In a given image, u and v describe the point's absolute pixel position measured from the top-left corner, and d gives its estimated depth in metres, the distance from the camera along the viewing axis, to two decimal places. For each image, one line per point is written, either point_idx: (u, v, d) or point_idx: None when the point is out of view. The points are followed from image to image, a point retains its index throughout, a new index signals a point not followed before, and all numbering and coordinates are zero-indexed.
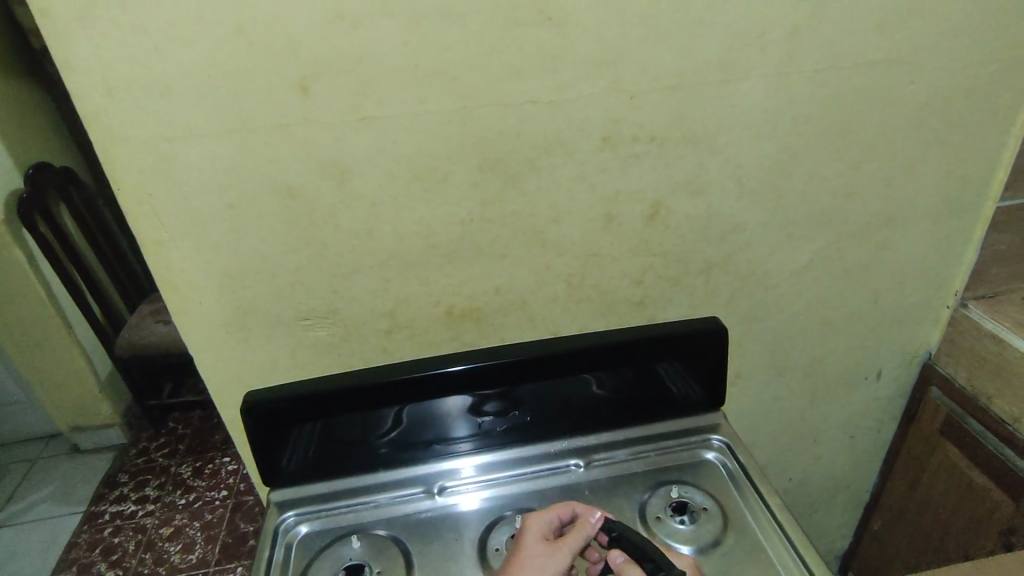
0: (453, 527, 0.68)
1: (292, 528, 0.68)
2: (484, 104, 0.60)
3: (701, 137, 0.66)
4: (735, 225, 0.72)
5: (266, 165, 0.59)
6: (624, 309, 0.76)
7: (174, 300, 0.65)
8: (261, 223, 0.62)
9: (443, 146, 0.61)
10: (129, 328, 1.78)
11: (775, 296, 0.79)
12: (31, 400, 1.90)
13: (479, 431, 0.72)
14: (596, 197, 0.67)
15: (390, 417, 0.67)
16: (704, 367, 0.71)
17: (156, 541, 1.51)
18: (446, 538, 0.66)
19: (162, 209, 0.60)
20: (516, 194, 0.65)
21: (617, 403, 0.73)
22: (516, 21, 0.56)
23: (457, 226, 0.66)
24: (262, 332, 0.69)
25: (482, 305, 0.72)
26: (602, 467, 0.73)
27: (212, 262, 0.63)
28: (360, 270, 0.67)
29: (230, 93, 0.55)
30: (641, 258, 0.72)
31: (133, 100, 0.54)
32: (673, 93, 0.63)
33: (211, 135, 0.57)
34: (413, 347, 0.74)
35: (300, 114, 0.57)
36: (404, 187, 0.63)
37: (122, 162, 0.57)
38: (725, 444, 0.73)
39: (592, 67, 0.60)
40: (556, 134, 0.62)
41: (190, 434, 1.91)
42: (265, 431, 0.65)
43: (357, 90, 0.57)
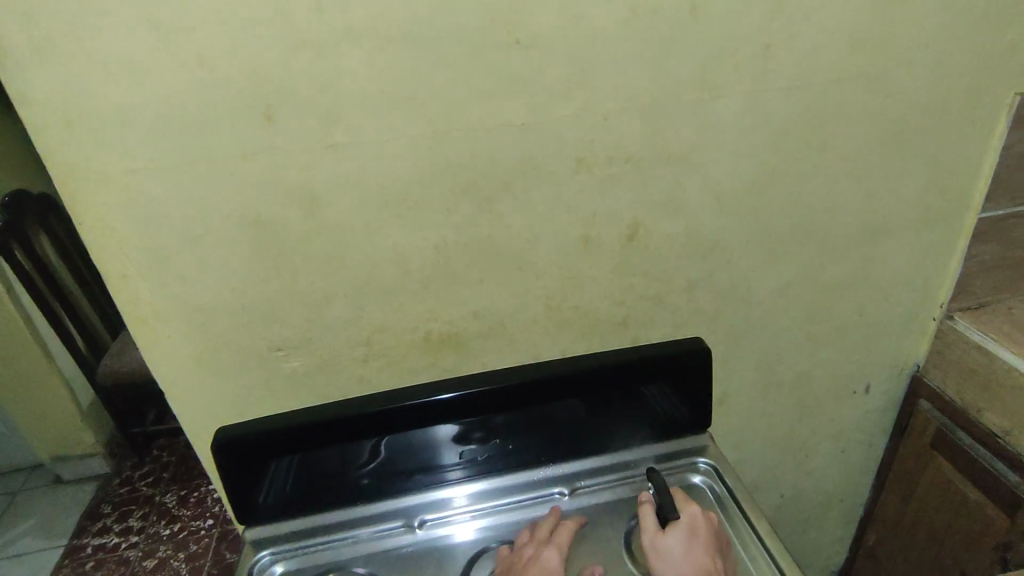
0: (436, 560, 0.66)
1: (268, 568, 0.66)
2: (455, 128, 0.59)
3: (676, 156, 0.65)
4: (715, 243, 0.71)
5: (233, 195, 0.58)
6: (607, 330, 0.75)
7: (142, 334, 0.64)
8: (230, 253, 0.60)
9: (415, 172, 0.60)
10: (110, 355, 1.75)
11: (760, 311, 0.78)
12: (12, 431, 1.84)
13: (462, 460, 0.70)
14: (573, 218, 0.66)
15: (368, 449, 0.65)
16: (688, 388, 0.70)
17: (140, 573, 1.46)
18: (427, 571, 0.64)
19: (127, 242, 0.58)
20: (491, 218, 0.64)
21: (601, 428, 0.71)
22: (484, 45, 0.55)
23: (432, 250, 0.65)
24: (233, 364, 0.67)
25: (460, 331, 0.70)
26: (587, 495, 0.71)
27: (181, 294, 0.62)
28: (333, 298, 0.65)
29: (192, 123, 0.54)
30: (621, 279, 0.71)
31: (92, 132, 0.53)
32: (648, 113, 0.62)
33: (175, 166, 0.55)
34: (391, 375, 0.72)
35: (266, 143, 0.56)
36: (377, 214, 0.61)
37: (84, 195, 0.55)
38: (711, 467, 0.72)
39: (565, 89, 0.59)
40: (530, 157, 0.62)
41: (176, 461, 1.85)
42: (239, 467, 0.63)
43: (324, 117, 0.56)
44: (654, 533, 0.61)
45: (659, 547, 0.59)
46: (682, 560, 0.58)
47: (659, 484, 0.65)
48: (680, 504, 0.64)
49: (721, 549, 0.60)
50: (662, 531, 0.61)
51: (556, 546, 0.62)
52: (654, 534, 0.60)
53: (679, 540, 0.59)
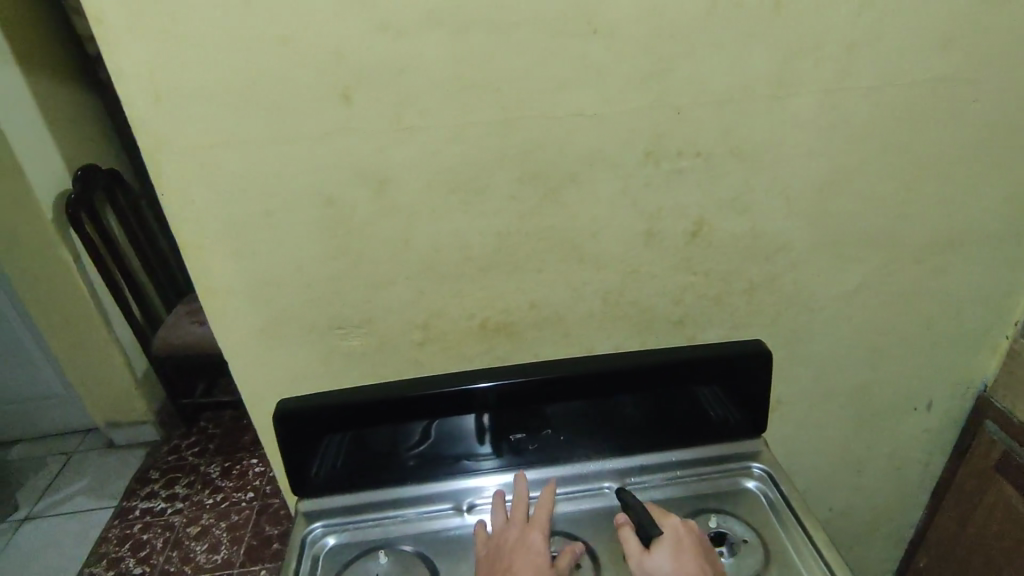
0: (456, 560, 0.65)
1: (320, 539, 0.67)
2: (527, 116, 0.58)
3: (748, 154, 0.63)
4: (781, 245, 0.70)
5: (306, 174, 0.59)
6: (663, 328, 0.74)
7: (211, 306, 0.66)
8: (299, 231, 0.62)
9: (483, 158, 0.60)
10: (166, 328, 1.81)
11: (821, 318, 0.76)
12: (70, 393, 1.95)
13: (512, 448, 0.70)
14: (637, 212, 0.65)
15: (420, 430, 0.66)
16: (744, 391, 0.69)
17: (183, 539, 1.51)
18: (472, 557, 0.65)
19: (204, 214, 0.60)
20: (556, 208, 0.64)
21: (653, 426, 0.71)
22: (562, 33, 0.55)
23: (494, 238, 0.65)
24: (295, 339, 0.69)
25: (516, 320, 0.71)
26: (636, 492, 0.70)
27: (250, 268, 0.64)
28: (395, 280, 0.66)
29: (273, 100, 0.55)
30: (682, 277, 0.70)
31: (180, 106, 0.55)
32: (722, 107, 0.60)
33: (253, 143, 0.57)
34: (445, 360, 0.73)
35: (342, 123, 0.57)
36: (444, 199, 0.62)
37: (167, 168, 0.57)
38: (766, 473, 0.70)
39: (640, 80, 0.58)
40: (599, 148, 0.61)
41: (221, 434, 1.90)
42: (297, 440, 0.65)
43: (399, 100, 0.56)
44: (640, 554, 0.58)
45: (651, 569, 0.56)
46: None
47: (632, 502, 0.62)
48: (659, 517, 0.61)
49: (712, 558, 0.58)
50: (649, 550, 0.58)
51: (542, 529, 0.62)
52: (642, 555, 0.58)
53: (669, 555, 0.57)
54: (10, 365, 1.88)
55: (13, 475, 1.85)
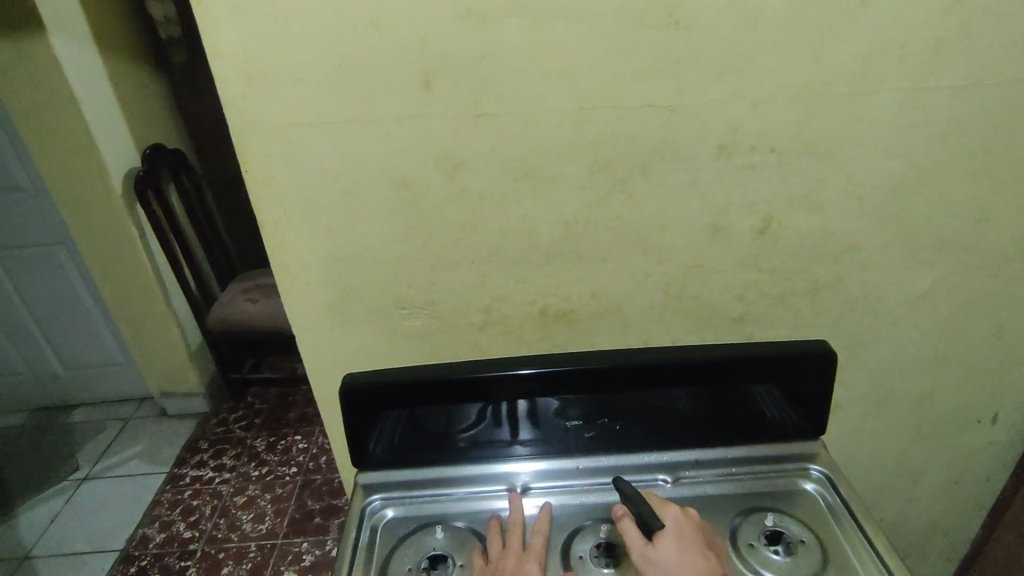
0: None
1: (378, 511, 0.69)
2: (602, 106, 0.59)
3: (823, 151, 0.62)
4: (850, 246, 0.68)
5: (383, 156, 0.61)
6: (723, 324, 0.73)
7: (284, 280, 0.68)
8: (373, 211, 0.64)
9: (556, 146, 0.61)
10: (221, 304, 1.88)
11: (887, 322, 0.74)
12: (129, 361, 2.05)
13: (567, 435, 0.71)
14: (705, 206, 0.65)
15: (479, 411, 0.67)
16: (805, 391, 0.68)
17: (230, 507, 1.57)
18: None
19: (283, 192, 0.62)
20: (624, 199, 0.64)
21: (710, 421, 0.70)
22: (643, 23, 0.55)
23: (561, 226, 0.65)
24: (361, 317, 0.71)
25: (576, 308, 0.71)
26: (691, 485, 0.70)
27: (323, 245, 0.66)
28: (461, 263, 0.67)
29: (357, 83, 0.57)
30: (746, 273, 0.70)
31: (268, 85, 0.57)
32: (800, 102, 0.60)
33: (335, 124, 0.59)
34: (503, 344, 0.74)
35: (421, 107, 0.58)
36: (514, 185, 0.63)
37: (252, 145, 0.60)
38: (825, 476, 0.69)
39: (718, 72, 0.58)
40: (671, 140, 0.61)
41: (267, 409, 1.96)
42: (361, 413, 0.67)
43: (478, 86, 0.58)
44: (644, 546, 0.58)
45: (658, 561, 0.57)
46: (683, 565, 0.56)
47: (631, 493, 0.62)
48: (655, 507, 0.62)
49: (709, 538, 0.60)
50: (651, 543, 0.58)
51: (539, 558, 0.60)
52: (646, 549, 0.58)
53: (674, 544, 0.58)
54: (77, 333, 1.98)
55: (74, 437, 1.95)
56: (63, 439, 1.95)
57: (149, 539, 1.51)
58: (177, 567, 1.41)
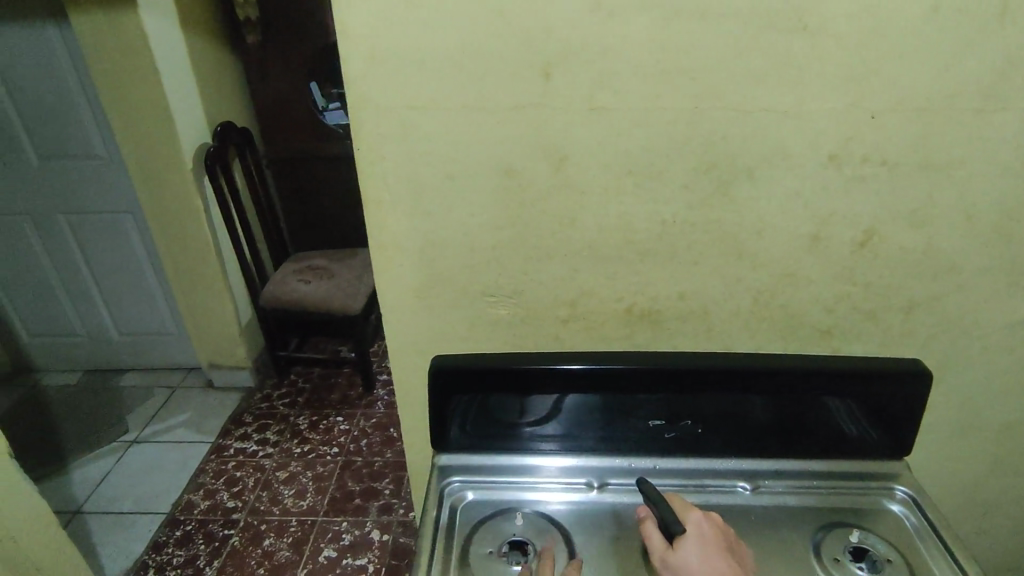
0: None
1: (457, 492, 0.70)
2: (717, 107, 0.59)
3: (937, 167, 0.61)
4: (952, 266, 0.67)
5: (492, 144, 0.61)
6: (808, 336, 0.72)
7: (378, 259, 0.69)
8: (475, 197, 0.65)
9: (665, 145, 0.61)
10: (274, 282, 1.92)
11: (979, 347, 0.72)
12: (180, 331, 2.10)
13: (648, 434, 0.71)
14: (807, 215, 0.64)
15: (564, 402, 0.68)
16: (896, 408, 0.67)
17: (273, 482, 1.62)
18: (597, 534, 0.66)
19: (391, 172, 0.64)
20: (726, 202, 0.64)
21: (795, 432, 0.69)
22: (771, 27, 0.55)
23: (659, 225, 0.66)
24: (448, 301, 0.72)
25: (662, 309, 0.71)
26: (772, 495, 0.69)
27: (422, 228, 0.67)
28: (554, 255, 0.68)
29: (476, 69, 0.58)
30: (839, 285, 0.69)
31: (391, 67, 0.58)
32: (919, 116, 0.59)
33: (450, 108, 0.60)
34: (584, 339, 0.74)
35: (537, 97, 0.59)
36: (618, 181, 0.63)
37: (367, 124, 0.61)
38: (910, 497, 0.68)
39: (840, 81, 0.57)
40: (782, 146, 0.61)
41: (310, 388, 2.00)
42: (449, 394, 0.68)
43: (596, 80, 0.58)
44: (665, 552, 0.58)
45: (677, 564, 0.57)
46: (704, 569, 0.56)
47: (653, 495, 0.62)
48: (679, 512, 0.62)
49: (733, 543, 0.60)
50: (672, 547, 0.59)
51: None
52: (666, 553, 0.58)
53: (695, 549, 0.58)
54: (133, 299, 2.05)
55: (123, 400, 2.01)
56: (113, 402, 2.01)
57: (195, 505, 1.57)
58: (221, 535, 1.48)
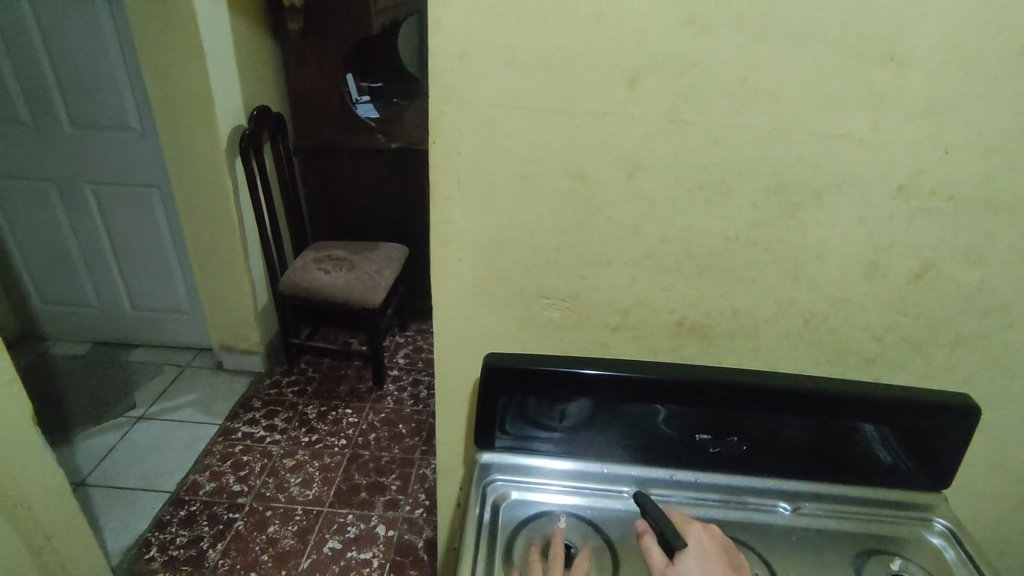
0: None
1: (499, 491, 0.70)
2: (795, 130, 0.60)
3: (1002, 206, 0.62)
4: (1006, 304, 0.68)
5: (569, 148, 0.62)
6: (855, 363, 0.73)
7: (439, 253, 0.70)
8: (544, 199, 0.65)
9: (739, 163, 0.62)
10: (294, 269, 1.92)
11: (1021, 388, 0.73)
12: (193, 311, 2.10)
13: (692, 448, 0.71)
14: (869, 243, 0.65)
15: (612, 409, 0.68)
16: (940, 442, 0.68)
17: (279, 469, 1.62)
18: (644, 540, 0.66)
19: (464, 167, 0.64)
20: (791, 223, 0.65)
21: (837, 457, 0.70)
22: (858, 56, 0.56)
23: (721, 241, 0.66)
24: (503, 300, 0.72)
25: (713, 324, 0.72)
26: (812, 518, 0.69)
27: (487, 225, 0.67)
28: (613, 262, 0.69)
29: (565, 74, 0.59)
30: (891, 315, 0.69)
31: (480, 64, 0.59)
32: (991, 155, 0.60)
33: (533, 109, 0.61)
34: (632, 349, 0.74)
35: (620, 105, 0.60)
36: (687, 194, 0.64)
37: (448, 118, 0.62)
38: (949, 530, 0.68)
39: (918, 114, 0.58)
40: (853, 173, 0.62)
41: (319, 378, 2.00)
42: (499, 393, 0.69)
43: (680, 94, 0.59)
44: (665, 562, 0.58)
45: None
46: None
47: (655, 509, 0.63)
48: (679, 527, 0.62)
49: (735, 561, 0.59)
50: (672, 561, 0.58)
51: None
52: (665, 566, 0.58)
53: (695, 560, 0.57)
54: (150, 274, 2.04)
55: (131, 375, 2.00)
56: (121, 376, 2.00)
57: (200, 486, 1.56)
58: (225, 517, 1.47)
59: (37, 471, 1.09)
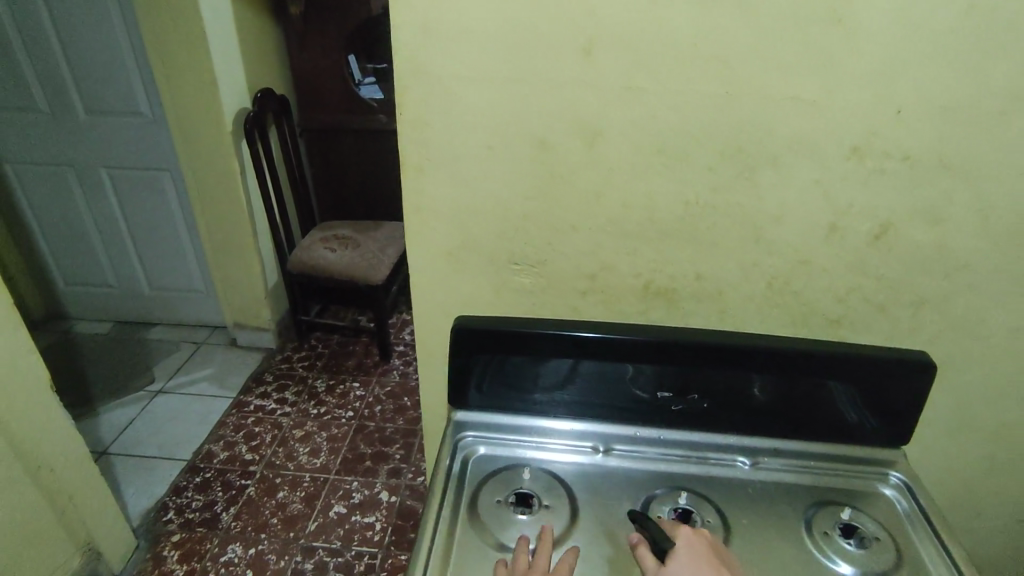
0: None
1: (469, 446, 0.74)
2: (749, 94, 0.61)
3: (957, 167, 0.63)
4: (966, 265, 0.69)
5: (529, 116, 0.65)
6: (819, 324, 0.75)
7: (413, 221, 0.73)
8: (509, 167, 0.68)
9: (695, 128, 0.64)
10: (301, 249, 1.98)
11: (985, 348, 0.74)
12: (207, 291, 2.18)
13: (654, 406, 0.74)
14: (827, 205, 0.67)
15: (576, 369, 0.72)
16: (896, 398, 0.70)
17: (289, 439, 1.69)
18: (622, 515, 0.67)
19: (431, 138, 0.67)
20: (748, 187, 0.66)
21: (794, 414, 0.72)
22: (806, 19, 0.58)
23: (682, 205, 0.68)
24: (475, 266, 0.75)
25: (678, 287, 0.74)
26: (769, 471, 0.72)
27: (456, 193, 0.70)
28: (579, 228, 0.71)
29: (522, 44, 0.61)
30: (852, 276, 0.71)
31: (440, 38, 0.61)
32: (943, 115, 0.61)
33: (493, 79, 0.63)
34: (602, 313, 0.77)
35: (577, 74, 0.62)
36: (647, 160, 0.66)
37: (414, 90, 0.64)
38: (904, 484, 0.70)
39: (869, 76, 0.59)
40: (807, 136, 0.63)
41: (328, 353, 2.06)
42: (469, 353, 0.72)
43: (634, 61, 0.61)
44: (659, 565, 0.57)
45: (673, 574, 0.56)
46: None
47: (645, 521, 0.62)
48: (665, 530, 0.61)
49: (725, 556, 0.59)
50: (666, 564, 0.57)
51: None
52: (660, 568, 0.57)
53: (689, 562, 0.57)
54: (166, 255, 2.12)
55: (151, 353, 2.09)
56: (141, 353, 2.09)
57: (214, 455, 1.64)
58: (238, 484, 1.55)
59: (54, 436, 1.15)
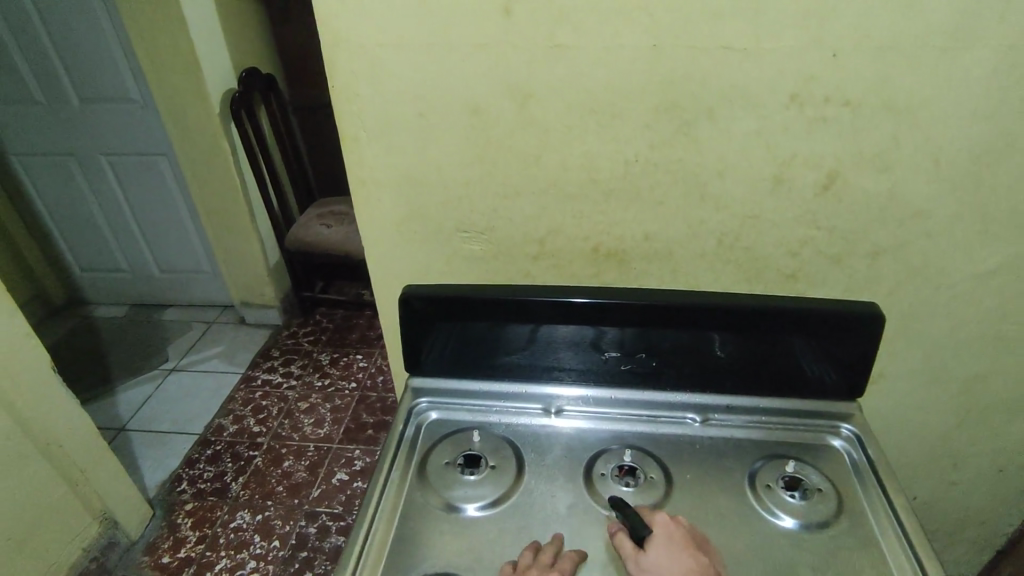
0: (420, 558, 0.60)
1: (424, 412, 0.76)
2: (677, 45, 0.59)
3: (901, 108, 0.60)
4: (919, 211, 0.66)
5: (457, 81, 0.64)
6: (774, 279, 0.74)
7: (359, 193, 0.74)
8: (445, 134, 0.68)
9: (627, 84, 0.62)
10: (298, 226, 2.03)
11: (947, 297, 0.72)
12: (212, 271, 2.25)
13: (603, 366, 0.75)
14: (769, 156, 0.65)
15: (522, 334, 0.72)
16: (847, 352, 0.69)
17: (294, 411, 1.75)
18: (600, 508, 0.64)
19: (365, 110, 0.67)
20: (687, 141, 0.65)
21: (743, 370, 0.72)
22: None
23: (622, 164, 0.67)
24: (425, 236, 0.76)
25: (627, 248, 0.73)
26: (718, 427, 0.72)
27: (397, 164, 0.71)
28: (522, 193, 0.71)
29: (441, 8, 0.60)
30: (804, 229, 0.69)
31: (360, 6, 0.61)
32: (881, 55, 0.58)
33: (417, 45, 0.62)
34: (554, 277, 0.77)
35: (501, 35, 0.61)
36: (581, 119, 0.65)
37: (342, 61, 0.64)
38: (854, 435, 0.70)
39: (799, 18, 0.57)
40: (742, 86, 0.61)
41: (332, 328, 2.12)
42: (416, 322, 0.73)
43: (556, 18, 0.59)
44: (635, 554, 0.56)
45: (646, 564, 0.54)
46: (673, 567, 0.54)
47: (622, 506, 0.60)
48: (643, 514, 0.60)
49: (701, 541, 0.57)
50: (643, 551, 0.56)
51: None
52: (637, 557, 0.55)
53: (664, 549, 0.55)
54: (171, 238, 2.19)
55: (165, 333, 2.18)
56: (156, 333, 2.18)
57: (224, 428, 1.71)
58: (246, 455, 1.62)
59: (60, 416, 1.22)
